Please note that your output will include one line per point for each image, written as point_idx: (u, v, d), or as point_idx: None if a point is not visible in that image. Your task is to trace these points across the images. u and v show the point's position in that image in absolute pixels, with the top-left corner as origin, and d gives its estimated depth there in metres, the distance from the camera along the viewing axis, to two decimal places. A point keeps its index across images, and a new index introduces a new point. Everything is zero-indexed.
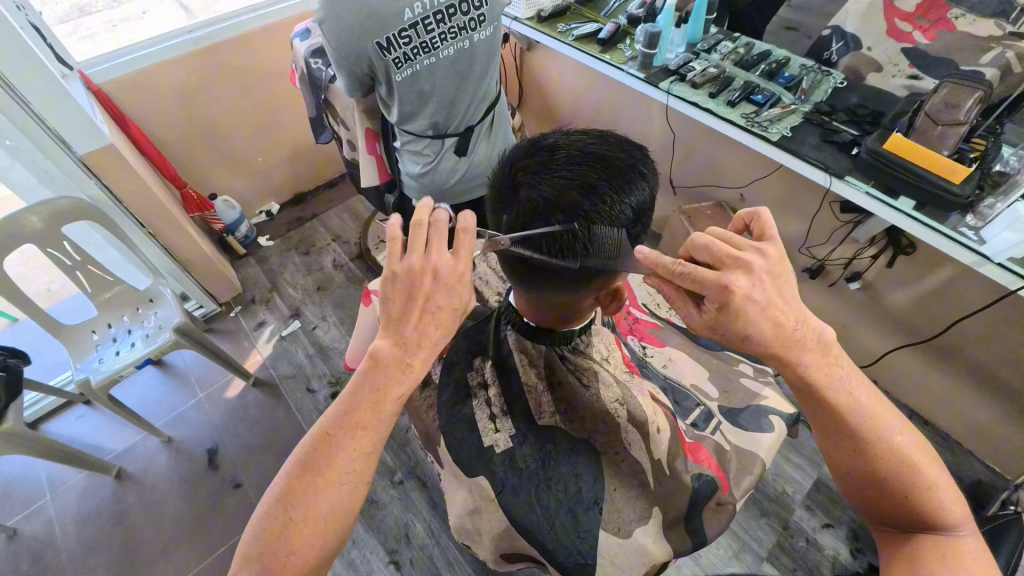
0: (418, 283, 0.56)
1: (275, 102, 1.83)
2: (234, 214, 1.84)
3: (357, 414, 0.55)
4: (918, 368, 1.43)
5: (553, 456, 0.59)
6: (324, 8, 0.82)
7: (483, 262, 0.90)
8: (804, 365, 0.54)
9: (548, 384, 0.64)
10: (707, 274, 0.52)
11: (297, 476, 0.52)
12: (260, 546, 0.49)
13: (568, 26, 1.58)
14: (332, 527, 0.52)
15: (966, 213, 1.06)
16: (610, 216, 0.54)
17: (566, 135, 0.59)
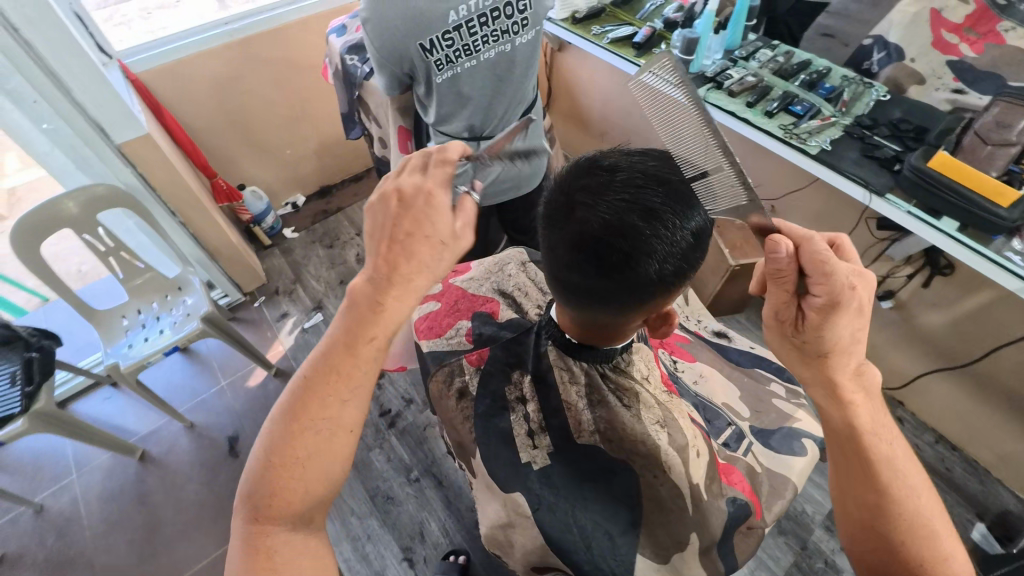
0: (386, 209, 0.52)
1: (305, 95, 1.84)
2: (262, 205, 1.85)
3: (334, 359, 0.53)
4: (949, 391, 1.39)
5: (589, 476, 0.58)
6: (370, 8, 0.83)
7: (522, 273, 0.82)
8: (853, 411, 0.54)
9: (588, 402, 0.63)
10: (838, 272, 0.50)
11: (278, 420, 0.53)
12: (250, 484, 0.52)
13: (603, 29, 1.56)
14: (316, 473, 0.52)
15: (1012, 237, 1.03)
16: (669, 243, 0.53)
17: (619, 153, 0.57)
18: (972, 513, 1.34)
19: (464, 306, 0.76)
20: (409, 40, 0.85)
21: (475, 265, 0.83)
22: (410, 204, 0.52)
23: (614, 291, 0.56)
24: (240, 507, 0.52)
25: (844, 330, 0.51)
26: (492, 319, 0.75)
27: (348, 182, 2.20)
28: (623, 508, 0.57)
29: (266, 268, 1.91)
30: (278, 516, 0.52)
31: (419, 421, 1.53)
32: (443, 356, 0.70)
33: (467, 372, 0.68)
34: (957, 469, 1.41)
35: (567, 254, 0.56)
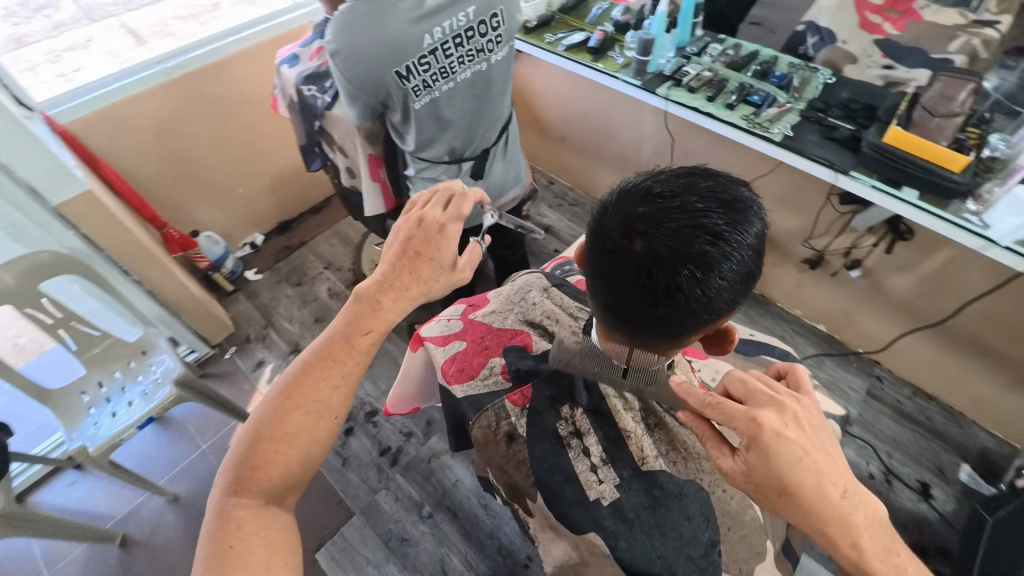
0: (409, 226, 0.65)
1: (252, 130, 1.74)
2: (219, 249, 1.74)
3: (330, 346, 0.61)
4: (922, 348, 1.48)
5: (662, 501, 0.54)
6: (339, 40, 0.80)
7: (546, 300, 0.74)
8: (864, 560, 0.46)
9: (646, 425, 0.60)
10: (733, 405, 0.50)
11: (274, 397, 0.59)
12: (238, 455, 0.57)
13: (556, 36, 1.56)
14: (298, 451, 0.58)
15: (966, 199, 1.09)
16: (737, 265, 0.50)
17: (668, 171, 0.54)
18: (957, 456, 1.43)
19: (492, 343, 0.68)
20: (384, 69, 0.83)
21: (493, 297, 0.76)
22: (429, 229, 0.65)
23: (676, 318, 0.53)
24: (222, 479, 0.56)
25: (791, 457, 0.46)
26: (528, 352, 0.67)
27: (308, 214, 2.11)
28: (703, 532, 0.54)
29: (233, 316, 1.80)
30: (256, 489, 0.56)
31: (422, 454, 1.47)
32: (483, 402, 0.65)
33: (513, 415, 0.62)
34: (936, 418, 1.51)
35: (625, 284, 0.53)
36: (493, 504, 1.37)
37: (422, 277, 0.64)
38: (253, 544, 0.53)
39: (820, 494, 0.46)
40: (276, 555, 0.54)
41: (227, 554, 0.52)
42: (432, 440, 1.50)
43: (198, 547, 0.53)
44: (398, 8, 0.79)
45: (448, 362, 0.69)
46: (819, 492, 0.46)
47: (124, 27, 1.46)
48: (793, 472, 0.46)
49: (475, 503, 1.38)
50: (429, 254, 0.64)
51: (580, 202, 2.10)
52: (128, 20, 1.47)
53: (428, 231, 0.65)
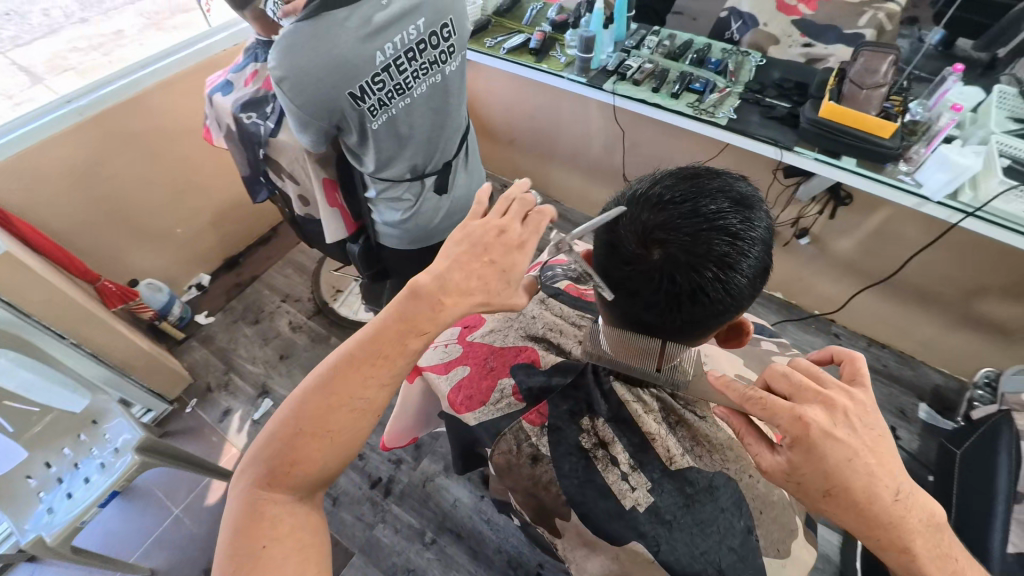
0: (482, 228, 0.58)
1: (183, 165, 1.62)
2: (162, 297, 1.61)
3: (380, 338, 0.56)
4: (871, 302, 1.59)
5: (694, 498, 0.62)
6: (284, 65, 0.75)
7: (548, 314, 0.81)
8: (915, 563, 0.49)
9: (668, 425, 0.68)
10: (780, 403, 0.51)
11: (313, 385, 0.55)
12: (273, 446, 0.53)
13: (495, 40, 1.55)
14: (338, 448, 0.54)
15: (899, 162, 1.16)
16: (753, 260, 0.52)
17: (671, 178, 0.56)
18: (915, 397, 1.55)
19: (498, 364, 0.75)
20: (337, 92, 0.79)
21: (490, 317, 0.83)
22: (503, 235, 0.58)
23: (700, 318, 0.55)
24: (256, 468, 0.53)
25: (839, 459, 0.48)
26: (537, 368, 0.74)
27: (255, 246, 1.99)
28: (737, 520, 0.61)
29: (189, 366, 1.67)
30: (289, 484, 0.53)
31: (415, 480, 1.42)
32: (500, 426, 0.70)
33: (534, 435, 0.68)
34: (892, 364, 1.63)
35: (648, 292, 0.54)
36: (495, 518, 1.35)
37: (485, 283, 0.57)
38: (286, 548, 0.50)
39: (871, 494, 0.48)
40: (309, 561, 0.51)
41: (257, 554, 0.49)
42: (423, 464, 1.45)
43: (226, 537, 0.50)
44: (345, 27, 0.74)
45: (454, 391, 0.75)
46: (870, 494, 0.48)
47: (15, 64, 1.29)
48: (842, 474, 0.48)
49: (477, 520, 1.35)
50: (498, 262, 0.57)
51: None
52: (19, 57, 1.30)
53: (502, 236, 0.58)
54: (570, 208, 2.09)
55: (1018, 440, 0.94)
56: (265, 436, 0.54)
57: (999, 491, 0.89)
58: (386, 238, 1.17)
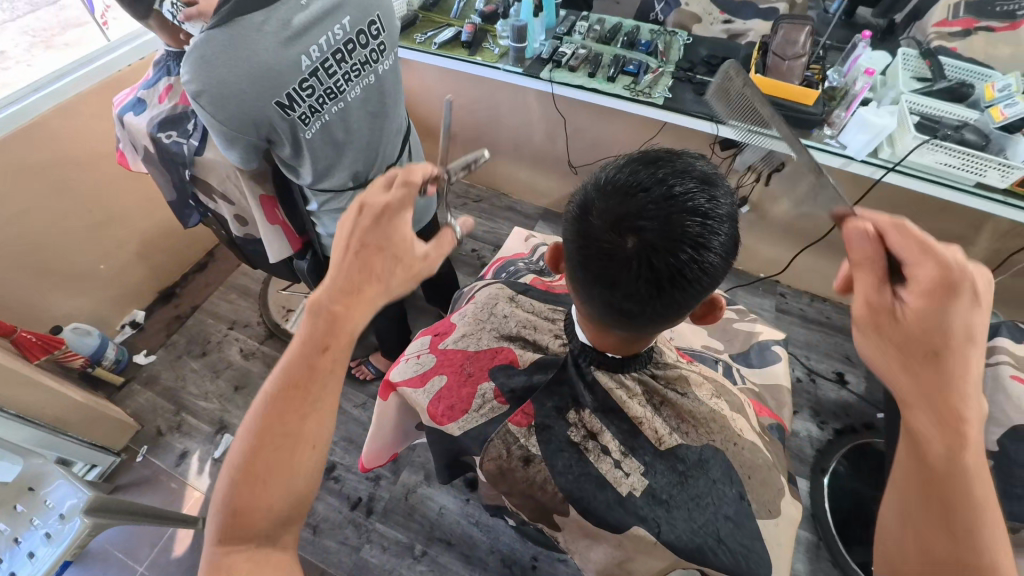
0: (350, 222, 0.58)
1: (98, 195, 1.48)
2: (94, 340, 1.48)
3: (295, 368, 0.54)
4: (810, 261, 1.69)
5: (689, 474, 0.64)
6: (200, 78, 0.69)
7: (521, 311, 0.81)
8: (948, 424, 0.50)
9: (654, 407, 0.69)
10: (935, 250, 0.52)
11: (239, 431, 0.52)
12: (216, 506, 0.50)
13: (426, 35, 1.51)
14: (280, 491, 0.50)
15: (823, 126, 1.22)
16: (723, 236, 0.53)
17: (633, 162, 0.55)
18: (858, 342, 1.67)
19: (476, 370, 0.74)
20: (262, 103, 0.74)
21: (461, 321, 0.82)
22: (377, 218, 0.58)
23: (680, 299, 0.56)
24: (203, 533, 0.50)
25: (960, 315, 0.50)
26: (516, 368, 0.74)
27: (191, 274, 1.85)
28: (729, 488, 0.64)
29: (133, 411, 1.54)
30: (239, 541, 0.49)
31: (397, 494, 1.38)
32: (487, 433, 0.70)
33: (521, 437, 0.68)
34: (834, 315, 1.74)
35: (626, 280, 0.55)
36: (484, 519, 1.34)
37: (377, 272, 0.58)
38: None
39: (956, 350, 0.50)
40: None
41: None
42: (403, 477, 1.41)
43: None
44: (263, 32, 0.69)
45: (434, 402, 0.74)
46: (955, 350, 0.50)
47: None
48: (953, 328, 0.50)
49: (466, 524, 1.33)
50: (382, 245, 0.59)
51: (484, 197, 2.09)
52: None
53: (375, 230, 0.59)
54: (518, 199, 2.08)
55: None
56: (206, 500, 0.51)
57: None
58: None
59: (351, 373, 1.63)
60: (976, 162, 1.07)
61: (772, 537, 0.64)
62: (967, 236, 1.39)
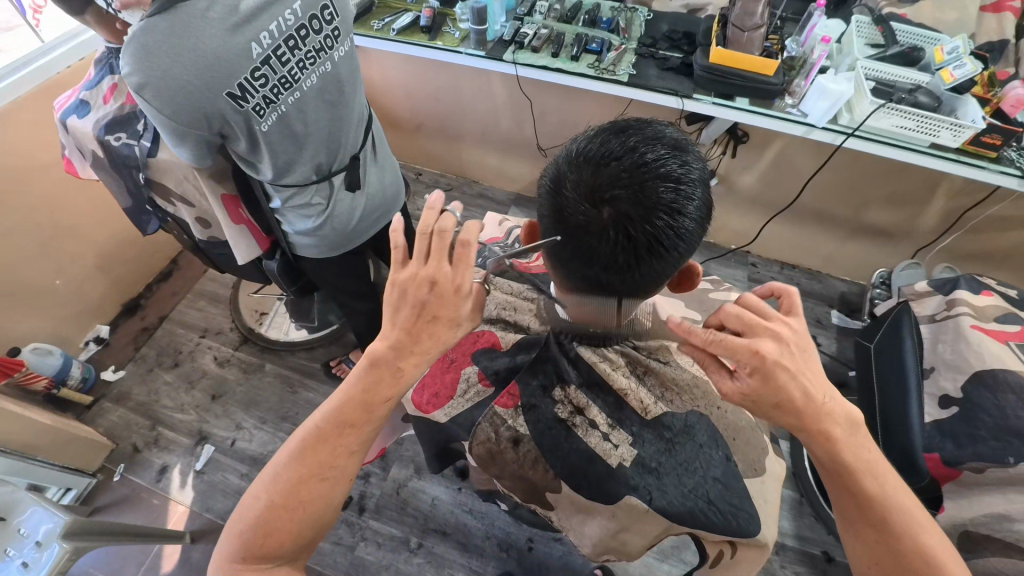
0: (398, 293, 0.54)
1: (46, 207, 1.40)
2: (57, 359, 1.43)
3: (343, 409, 0.55)
4: (778, 230, 1.74)
5: (676, 440, 0.65)
6: (142, 70, 0.66)
7: (500, 292, 0.80)
8: (840, 449, 0.54)
9: (639, 377, 0.70)
10: (742, 343, 0.53)
11: (284, 458, 0.55)
12: (248, 520, 0.53)
13: (383, 22, 1.46)
14: (313, 514, 0.55)
15: (785, 96, 1.24)
16: (698, 202, 0.53)
17: (602, 132, 0.55)
18: (827, 305, 1.72)
19: (459, 355, 0.74)
20: (212, 95, 0.71)
21: None
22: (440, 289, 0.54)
23: (658, 268, 0.56)
24: (230, 542, 0.53)
25: (786, 378, 0.52)
26: (498, 351, 0.74)
27: (155, 284, 1.78)
28: (716, 451, 0.65)
29: (106, 429, 1.49)
30: (263, 555, 0.53)
31: (388, 490, 1.37)
32: (473, 418, 0.71)
33: (509, 417, 0.68)
34: (804, 281, 1.79)
35: (604, 252, 0.55)
36: (477, 507, 1.34)
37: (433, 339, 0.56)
38: None
39: (809, 400, 0.53)
40: None
41: None
42: (393, 472, 1.40)
43: None
44: (207, 18, 0.66)
45: (418, 392, 0.74)
46: (806, 398, 0.53)
47: None
48: (786, 395, 0.53)
49: (459, 513, 1.33)
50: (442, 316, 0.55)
51: (454, 186, 2.06)
52: None
53: (439, 293, 0.54)
54: (489, 186, 2.07)
55: (916, 324, 1.05)
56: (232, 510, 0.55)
57: (910, 370, 1.01)
58: (303, 250, 1.08)
59: (332, 372, 1.60)
60: (929, 123, 1.10)
61: (758, 494, 0.66)
62: (924, 196, 1.44)
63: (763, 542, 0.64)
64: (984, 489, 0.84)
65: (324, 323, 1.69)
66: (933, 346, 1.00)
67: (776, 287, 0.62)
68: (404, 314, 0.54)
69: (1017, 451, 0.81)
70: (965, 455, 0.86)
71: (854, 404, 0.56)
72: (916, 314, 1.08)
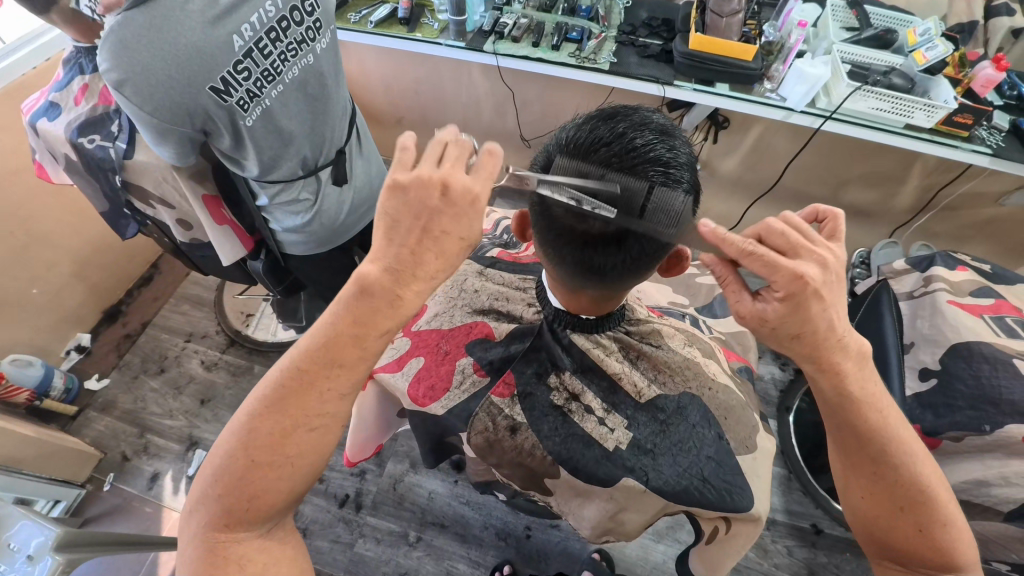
0: (405, 195, 0.50)
1: (16, 215, 1.35)
2: (37, 371, 1.39)
3: (326, 349, 0.51)
4: (760, 213, 1.76)
5: (670, 421, 0.67)
6: (120, 66, 0.64)
7: (492, 283, 0.80)
8: (847, 383, 0.54)
9: (631, 361, 0.71)
10: (788, 262, 0.49)
11: (262, 408, 0.51)
12: (228, 480, 0.50)
13: (360, 14, 1.44)
14: (300, 467, 0.52)
15: (763, 81, 1.26)
16: (687, 185, 0.54)
17: (591, 118, 0.55)
18: None
19: (452, 347, 0.74)
20: (194, 89, 0.69)
21: (431, 301, 0.80)
22: (454, 197, 0.50)
23: (649, 254, 0.57)
24: (210, 507, 0.51)
25: (821, 309, 0.50)
26: (493, 342, 0.74)
27: (136, 289, 1.75)
28: (708, 431, 0.67)
29: (93, 439, 1.46)
30: (251, 518, 0.51)
31: (384, 486, 1.37)
32: (470, 408, 0.70)
33: (506, 407, 0.69)
34: None
35: (593, 236, 0.55)
36: (474, 498, 1.35)
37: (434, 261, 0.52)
38: None
39: (829, 330, 0.52)
40: None
41: None
42: (389, 468, 1.40)
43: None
44: (186, 11, 0.65)
45: (413, 385, 0.72)
46: (830, 328, 0.52)
47: None
48: (810, 328, 0.51)
49: (457, 505, 1.34)
50: (451, 231, 0.51)
51: None
52: None
53: (452, 201, 0.50)
54: None
55: (894, 304, 1.09)
56: (209, 474, 0.51)
57: (890, 346, 1.04)
58: (291, 247, 1.07)
59: None
60: (903, 105, 1.13)
61: (750, 470, 0.67)
62: (899, 175, 1.47)
63: (756, 516, 0.65)
64: (963, 456, 0.87)
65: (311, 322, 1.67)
66: (912, 323, 1.03)
67: (821, 212, 0.61)
68: (410, 222, 0.50)
69: (992, 418, 0.84)
70: (944, 425, 0.89)
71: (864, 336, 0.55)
72: (895, 291, 1.11)
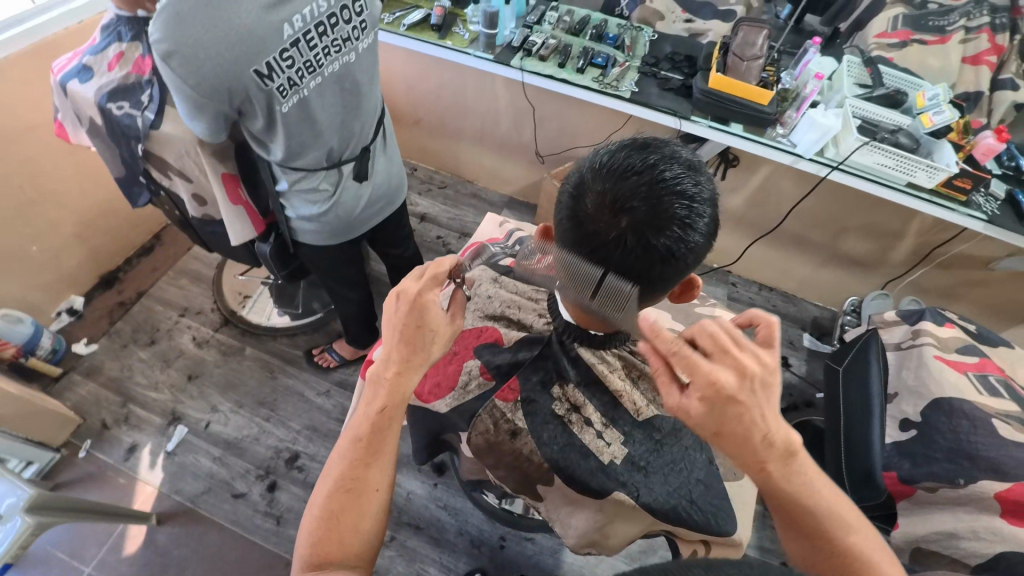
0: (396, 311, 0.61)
1: (26, 171, 1.35)
2: (26, 329, 1.38)
3: (365, 424, 0.58)
4: (759, 252, 1.80)
5: (663, 442, 0.71)
6: (172, 37, 0.66)
7: (502, 292, 0.82)
8: (772, 480, 0.56)
9: (633, 380, 0.75)
10: (703, 364, 0.56)
11: (330, 471, 0.57)
12: (311, 532, 0.54)
13: (393, 16, 1.47)
14: (367, 514, 0.56)
15: (776, 125, 1.29)
16: (705, 218, 0.57)
17: (625, 147, 0.58)
18: (799, 328, 1.80)
19: (462, 348, 0.77)
20: (239, 70, 0.71)
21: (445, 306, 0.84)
22: (419, 311, 0.61)
23: (667, 277, 0.59)
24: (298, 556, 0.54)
25: (735, 409, 0.55)
26: (501, 347, 0.77)
27: (135, 258, 1.74)
28: (699, 455, 0.72)
29: (74, 404, 1.45)
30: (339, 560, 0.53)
31: None
32: (474, 409, 0.74)
33: (508, 411, 0.73)
34: (781, 302, 1.86)
35: (615, 257, 0.57)
36: (452, 503, 1.35)
37: (426, 349, 0.61)
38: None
39: (745, 434, 0.55)
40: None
41: None
42: None
43: None
44: None
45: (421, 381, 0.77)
46: (746, 429, 0.55)
47: None
48: (732, 419, 0.55)
49: (434, 508, 1.34)
50: (429, 330, 0.61)
51: (448, 184, 2.08)
52: None
53: (410, 312, 0.61)
54: (483, 187, 2.09)
55: (880, 348, 1.14)
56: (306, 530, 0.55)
57: (875, 395, 1.08)
58: (303, 236, 1.08)
59: (313, 359, 1.59)
60: (907, 163, 1.17)
61: None
62: (897, 230, 1.52)
63: (738, 541, 0.71)
64: (935, 507, 0.89)
65: (308, 311, 1.68)
66: (898, 372, 1.06)
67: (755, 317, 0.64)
68: (392, 327, 0.61)
69: (967, 472, 0.87)
70: (920, 474, 0.92)
71: (794, 435, 0.57)
72: (884, 341, 1.15)
